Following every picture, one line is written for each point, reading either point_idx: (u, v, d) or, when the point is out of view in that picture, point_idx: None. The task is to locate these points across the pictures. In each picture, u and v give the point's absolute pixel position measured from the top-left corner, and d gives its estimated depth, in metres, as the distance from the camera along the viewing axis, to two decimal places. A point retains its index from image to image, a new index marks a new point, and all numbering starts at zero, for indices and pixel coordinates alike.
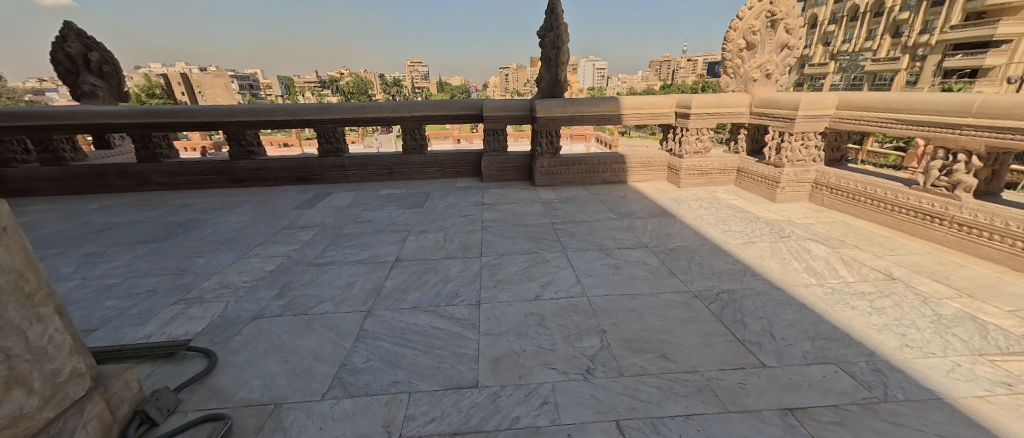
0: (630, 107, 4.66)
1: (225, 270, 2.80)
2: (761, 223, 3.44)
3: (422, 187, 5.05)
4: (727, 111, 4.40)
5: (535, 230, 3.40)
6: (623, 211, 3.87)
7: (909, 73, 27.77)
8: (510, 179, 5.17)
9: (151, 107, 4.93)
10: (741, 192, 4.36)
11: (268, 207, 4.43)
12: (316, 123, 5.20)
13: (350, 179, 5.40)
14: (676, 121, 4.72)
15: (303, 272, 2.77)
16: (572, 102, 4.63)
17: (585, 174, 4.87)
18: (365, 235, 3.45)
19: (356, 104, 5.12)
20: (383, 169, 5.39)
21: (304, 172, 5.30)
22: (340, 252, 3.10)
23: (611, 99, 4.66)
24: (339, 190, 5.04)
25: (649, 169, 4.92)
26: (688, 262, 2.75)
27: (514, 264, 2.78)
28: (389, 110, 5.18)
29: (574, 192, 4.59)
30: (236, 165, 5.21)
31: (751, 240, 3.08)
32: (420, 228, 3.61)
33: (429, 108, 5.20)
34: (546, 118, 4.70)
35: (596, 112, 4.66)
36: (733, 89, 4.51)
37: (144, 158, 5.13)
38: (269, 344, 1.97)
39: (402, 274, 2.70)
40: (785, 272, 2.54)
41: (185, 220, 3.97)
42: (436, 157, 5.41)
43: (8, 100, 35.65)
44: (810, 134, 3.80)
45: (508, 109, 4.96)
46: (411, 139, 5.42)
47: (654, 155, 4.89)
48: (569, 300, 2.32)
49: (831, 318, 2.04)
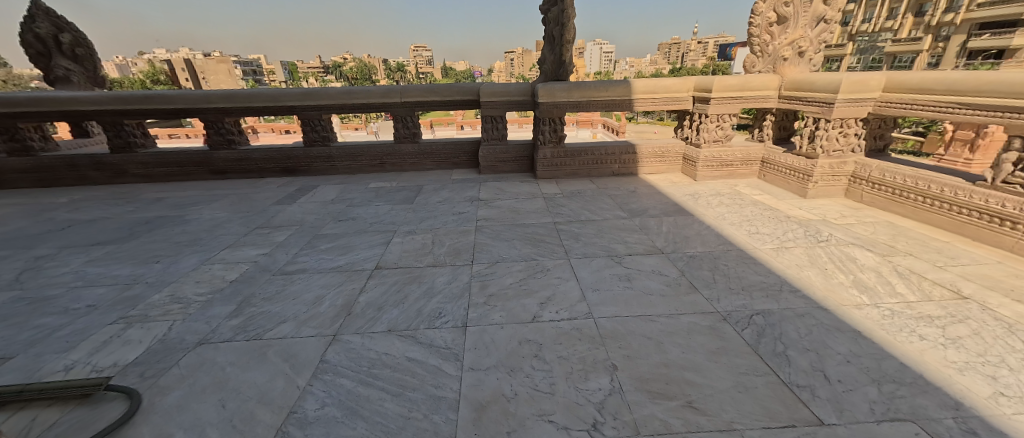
0: (643, 91, 4.19)
1: (181, 280, 2.46)
2: (793, 223, 3.02)
3: (414, 180, 4.67)
4: (752, 95, 3.91)
5: (534, 232, 3.01)
6: (634, 208, 3.46)
7: (932, 54, 26.45)
8: (510, 170, 4.76)
9: (122, 92, 4.54)
10: (766, 186, 3.92)
11: (247, 202, 4.08)
12: (299, 110, 4.80)
13: (338, 170, 5.03)
14: (693, 107, 4.25)
15: (268, 282, 2.43)
16: (578, 85, 4.17)
17: (591, 166, 4.45)
18: (345, 237, 3.09)
19: (342, 88, 4.70)
20: (373, 160, 5.01)
21: (288, 162, 4.93)
22: (314, 257, 2.75)
23: (622, 82, 4.19)
24: (325, 183, 4.67)
25: (663, 160, 4.48)
26: (712, 272, 2.35)
27: (509, 275, 2.41)
28: (377, 95, 4.76)
29: (580, 186, 4.18)
30: (216, 155, 4.85)
31: (784, 245, 2.67)
32: (407, 228, 3.24)
33: (421, 93, 4.77)
34: (549, 104, 4.25)
35: (604, 97, 4.21)
36: (760, 69, 4.03)
37: (118, 147, 4.77)
38: (208, 381, 1.63)
39: (380, 286, 2.34)
40: (829, 288, 2.14)
41: (154, 217, 3.63)
42: (430, 147, 5.01)
43: (10, 86, 35.59)
44: (850, 120, 3.33)
45: (508, 94, 4.51)
46: (402, 127, 5.01)
47: (668, 145, 4.44)
48: (571, 322, 1.95)
49: (897, 352, 1.65)
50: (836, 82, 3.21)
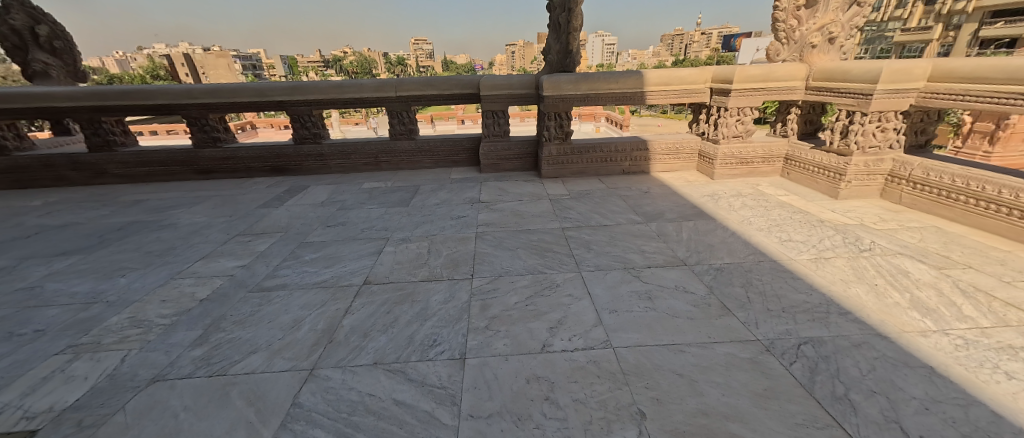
0: (657, 83, 3.87)
1: (145, 297, 2.19)
2: (827, 228, 2.72)
3: (410, 179, 4.38)
4: (777, 86, 3.59)
5: (541, 240, 2.72)
6: (648, 210, 3.17)
7: (943, 43, 25.75)
8: (512, 169, 4.47)
9: (98, 87, 4.25)
10: (790, 185, 3.62)
11: (231, 204, 3.81)
12: (288, 105, 4.49)
13: (330, 169, 4.74)
14: (710, 100, 3.93)
15: (243, 301, 2.15)
16: (586, 77, 3.85)
17: (600, 163, 4.15)
18: (333, 245, 2.81)
19: (333, 82, 4.40)
20: (367, 158, 4.72)
21: (278, 161, 4.65)
22: (296, 270, 2.47)
23: (634, 73, 3.87)
24: (316, 183, 4.39)
25: (676, 157, 4.17)
26: (745, 289, 2.06)
27: (514, 292, 2.13)
28: (371, 89, 4.45)
29: (588, 186, 3.89)
30: (200, 154, 4.57)
31: (822, 255, 2.37)
32: (401, 234, 2.96)
33: (418, 86, 4.47)
34: (555, 97, 3.94)
35: (614, 90, 3.90)
36: (785, 58, 3.69)
37: (96, 146, 4.49)
38: (155, 432, 1.36)
39: (367, 305, 2.07)
40: (885, 310, 1.85)
41: (129, 222, 3.37)
42: (428, 144, 4.71)
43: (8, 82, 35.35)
44: (889, 114, 3.01)
45: (510, 87, 4.19)
46: (398, 123, 4.70)
47: (682, 140, 4.14)
48: (587, 353, 1.66)
49: (985, 398, 1.36)
50: (876, 71, 2.88)
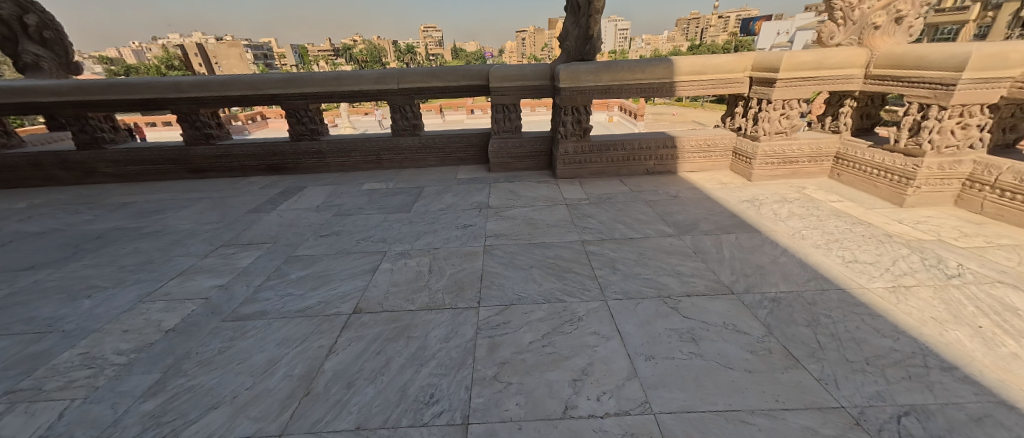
0: (689, 72, 3.43)
1: (106, 326, 1.91)
2: (898, 245, 2.30)
3: (414, 180, 4.05)
4: (830, 75, 3.12)
5: (558, 258, 2.37)
6: (680, 220, 2.78)
7: (982, 24, 24.11)
8: (525, 168, 4.10)
9: (82, 80, 3.98)
10: (843, 189, 3.17)
11: (222, 207, 3.53)
12: (283, 99, 4.17)
13: (329, 167, 4.43)
14: (750, 91, 3.48)
15: (214, 333, 1.85)
16: (609, 66, 3.42)
17: (621, 163, 3.75)
18: (323, 260, 2.50)
19: (329, 73, 4.05)
20: (368, 156, 4.40)
21: (274, 159, 4.36)
22: (279, 293, 2.16)
23: (663, 61, 3.43)
24: (313, 183, 4.10)
25: (707, 155, 3.75)
26: (813, 330, 1.68)
27: (528, 328, 1.79)
28: (370, 81, 4.08)
29: (608, 189, 3.50)
30: (192, 152, 4.29)
31: (900, 282, 1.97)
32: (400, 247, 2.63)
33: (422, 77, 4.09)
34: (572, 89, 3.53)
35: (640, 80, 3.47)
36: (840, 41, 3.21)
37: (84, 143, 4.25)
38: None
39: (355, 343, 1.75)
40: (1002, 364, 1.45)
41: (110, 228, 3.11)
42: (432, 140, 4.36)
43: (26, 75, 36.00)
44: (974, 107, 2.54)
45: (523, 77, 3.78)
46: (400, 118, 4.35)
47: (715, 137, 3.70)
48: (623, 421, 1.31)
49: None
50: (962, 56, 2.41)
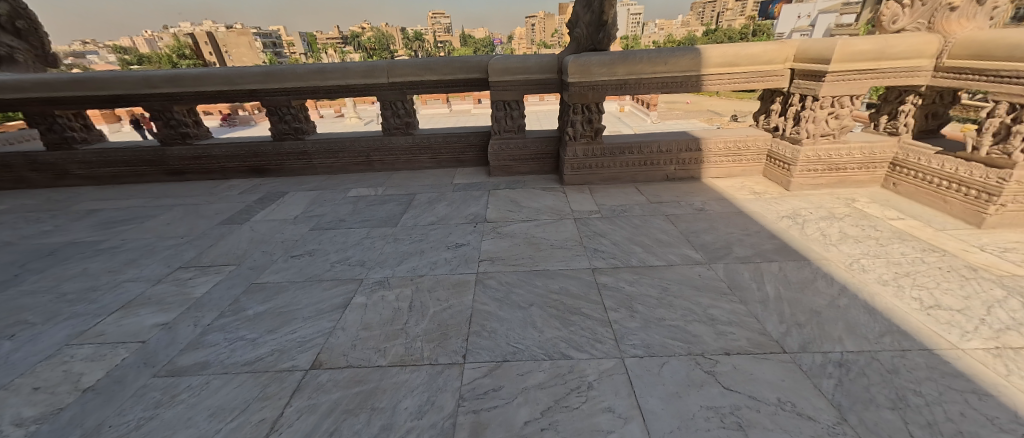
0: (719, 64, 2.96)
1: (14, 384, 1.57)
2: (989, 284, 1.84)
3: (405, 185, 3.67)
4: (891, 67, 2.62)
5: (563, 294, 1.97)
6: (709, 243, 2.35)
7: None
8: (528, 171, 3.69)
9: (45, 75, 3.64)
10: (902, 202, 2.70)
11: (193, 217, 3.19)
12: (262, 94, 3.79)
13: (315, 169, 4.07)
14: (791, 85, 2.99)
15: (136, 396, 1.50)
16: (625, 57, 2.95)
17: (637, 167, 3.31)
18: (288, 290, 2.14)
19: (312, 66, 3.65)
20: (358, 157, 4.02)
21: (256, 161, 4.01)
22: (229, 336, 1.81)
23: (688, 51, 2.95)
24: (297, 188, 3.75)
25: (736, 159, 3.29)
26: (904, 416, 1.25)
27: (524, 400, 1.40)
28: (357, 75, 3.67)
29: (623, 199, 3.07)
30: (168, 153, 3.95)
31: (1005, 340, 1.52)
32: (379, 273, 2.26)
33: (414, 70, 3.66)
34: (582, 84, 3.07)
35: (661, 74, 3.00)
36: (904, 26, 2.68)
37: (53, 143, 3.94)
38: None
39: (303, 417, 1.38)
40: None
41: (66, 242, 2.80)
42: (426, 140, 3.97)
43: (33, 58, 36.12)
44: None
45: (526, 70, 3.33)
46: (392, 115, 3.94)
47: (746, 138, 3.23)
48: None
49: None
50: None
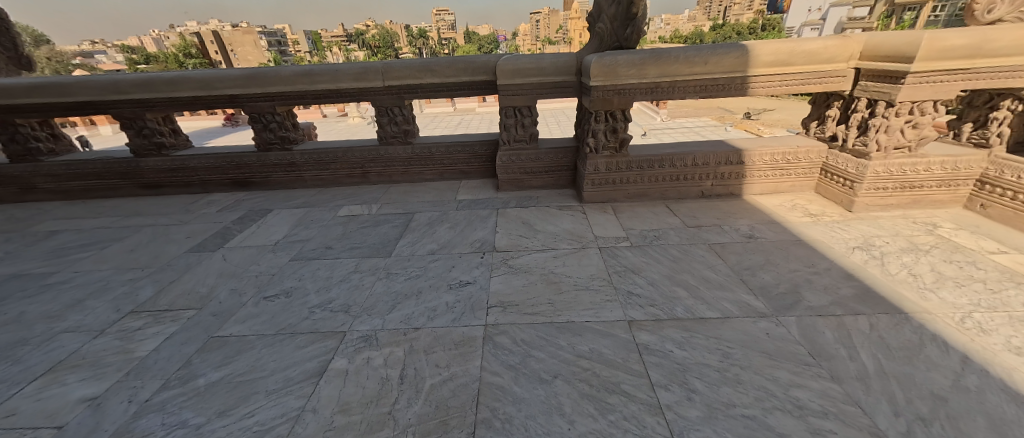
0: (769, 63, 2.51)
1: None
2: None
3: (403, 201, 3.27)
4: (987, 66, 2.16)
5: (597, 362, 1.54)
6: (771, 286, 1.91)
7: None
8: (541, 185, 3.28)
9: (3, 81, 3.26)
10: (996, 228, 2.24)
11: (161, 240, 2.81)
12: (244, 100, 3.39)
13: (304, 182, 3.68)
14: (855, 88, 2.53)
15: None
16: (658, 56, 2.51)
17: (668, 183, 2.89)
18: (253, 348, 1.73)
19: (298, 68, 3.24)
20: (351, 168, 3.63)
21: (239, 173, 3.63)
22: (166, 421, 1.39)
23: (734, 49, 2.50)
24: (283, 205, 3.36)
25: (784, 173, 2.84)
26: None
27: None
28: (348, 77, 3.26)
29: (653, 221, 2.65)
30: (142, 165, 3.57)
31: None
32: (366, 323, 1.84)
33: (413, 72, 3.25)
34: (607, 88, 2.62)
35: (700, 76, 2.56)
36: (1003, 15, 2.19)
37: (17, 155, 3.58)
38: None
39: None
40: None
41: (10, 275, 2.42)
42: (427, 150, 3.56)
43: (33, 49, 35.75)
44: None
45: (540, 72, 2.90)
46: (388, 123, 3.52)
47: (797, 149, 2.78)
48: None
49: None
50: None
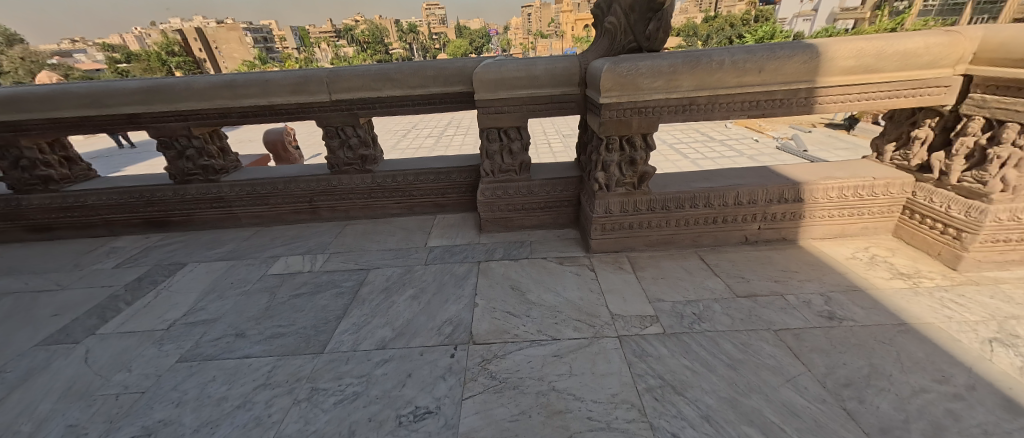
0: (847, 70, 1.81)
1: None
2: None
3: (359, 249, 2.54)
4: None
5: None
6: (903, 428, 1.20)
7: None
8: (536, 225, 2.59)
9: None
10: None
11: (16, 319, 2.04)
12: (147, 120, 2.60)
13: (238, 220, 2.93)
14: (963, 103, 1.84)
15: None
16: (696, 61, 1.79)
17: (702, 226, 2.21)
18: None
19: (214, 78, 2.47)
20: (298, 203, 2.89)
21: (154, 211, 2.86)
22: None
23: (800, 50, 1.79)
24: (204, 254, 2.61)
25: (855, 211, 2.17)
26: None
27: None
28: (283, 90, 2.50)
29: (688, 285, 1.96)
30: (24, 203, 2.78)
31: None
32: None
33: (367, 82, 2.50)
34: (623, 105, 1.90)
35: (751, 88, 1.85)
36: None
37: None
38: None
39: None
40: None
41: None
42: (392, 179, 2.83)
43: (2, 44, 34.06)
44: None
45: (532, 83, 2.18)
46: (340, 146, 2.76)
47: (875, 182, 2.10)
48: None
49: None
50: None
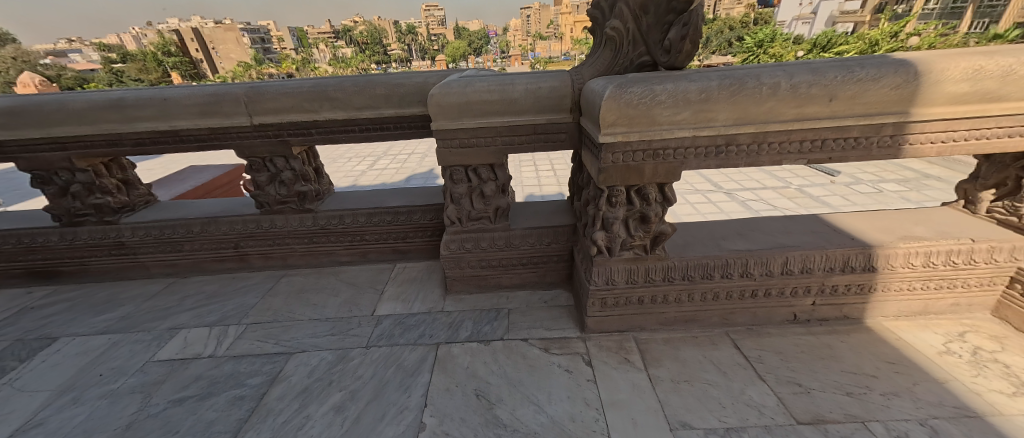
0: (955, 98, 1.25)
1: None
2: None
3: (286, 317, 1.96)
4: None
5: None
6: None
7: None
8: (517, 286, 2.02)
9: None
10: None
11: None
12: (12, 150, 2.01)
13: (147, 270, 2.35)
14: None
15: None
16: (739, 84, 1.23)
17: (736, 301, 1.65)
18: None
19: (97, 96, 1.90)
20: (221, 249, 2.31)
21: (37, 258, 2.28)
22: None
23: (890, 69, 1.22)
24: (88, 320, 2.02)
25: (943, 283, 1.61)
26: None
27: None
28: (187, 112, 1.92)
29: (724, 396, 1.39)
30: None
31: None
32: None
33: (297, 102, 1.92)
34: (631, 145, 1.33)
35: (816, 123, 1.29)
36: None
37: None
38: None
39: None
40: None
41: None
42: (338, 222, 2.26)
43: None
44: None
45: (505, 109, 1.61)
46: (269, 181, 2.18)
47: (974, 247, 1.53)
48: None
49: None
50: None
